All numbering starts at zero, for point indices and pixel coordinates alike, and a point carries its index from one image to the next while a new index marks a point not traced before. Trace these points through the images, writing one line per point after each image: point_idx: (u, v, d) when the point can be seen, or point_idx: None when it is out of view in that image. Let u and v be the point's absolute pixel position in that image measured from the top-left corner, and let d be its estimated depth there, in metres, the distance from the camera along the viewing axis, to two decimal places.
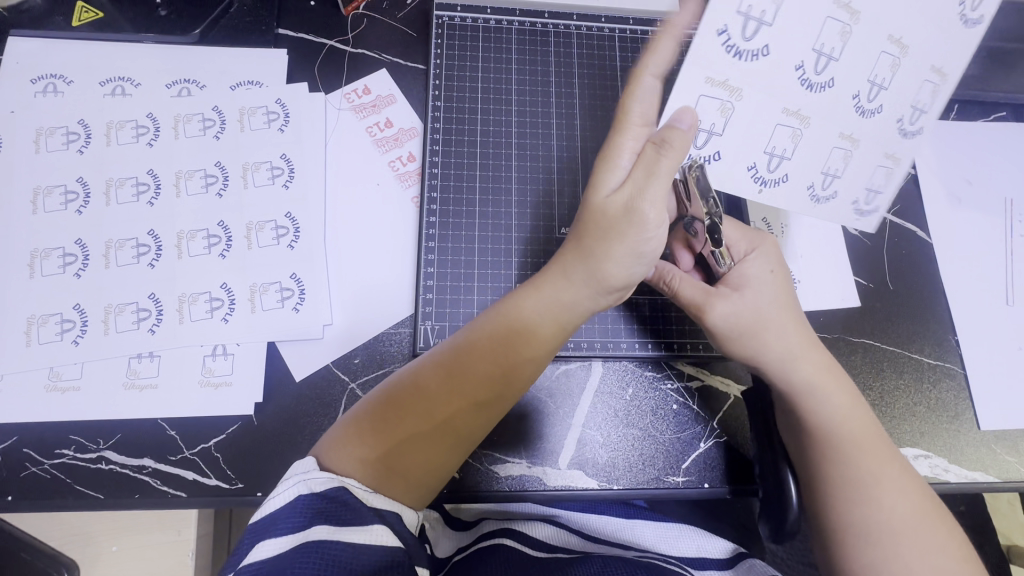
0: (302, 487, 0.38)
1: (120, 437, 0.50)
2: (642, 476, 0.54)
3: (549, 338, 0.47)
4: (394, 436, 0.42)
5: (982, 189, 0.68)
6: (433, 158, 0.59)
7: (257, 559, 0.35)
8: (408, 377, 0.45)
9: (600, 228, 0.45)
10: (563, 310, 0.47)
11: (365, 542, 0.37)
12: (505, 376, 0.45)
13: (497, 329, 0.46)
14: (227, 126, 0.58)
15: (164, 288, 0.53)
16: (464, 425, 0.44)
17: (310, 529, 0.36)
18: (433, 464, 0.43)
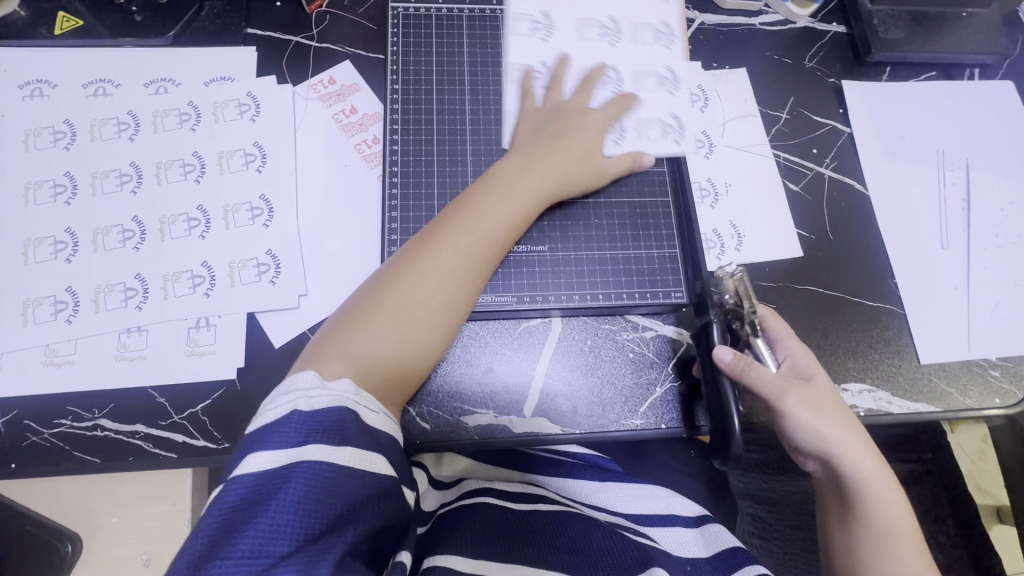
0: (302, 403, 0.42)
1: (114, 406, 0.54)
2: (604, 420, 0.58)
3: (489, 241, 0.54)
4: (370, 345, 0.49)
5: (915, 144, 0.72)
6: (393, 137, 0.63)
7: (251, 472, 0.40)
8: (368, 297, 0.51)
9: (538, 136, 0.60)
10: (508, 208, 0.55)
11: (353, 464, 0.41)
12: (455, 275, 0.52)
13: (436, 242, 0.52)
14: (202, 118, 0.63)
15: (149, 268, 0.57)
16: (432, 326, 0.51)
17: (307, 445, 0.40)
18: (420, 363, 0.51)
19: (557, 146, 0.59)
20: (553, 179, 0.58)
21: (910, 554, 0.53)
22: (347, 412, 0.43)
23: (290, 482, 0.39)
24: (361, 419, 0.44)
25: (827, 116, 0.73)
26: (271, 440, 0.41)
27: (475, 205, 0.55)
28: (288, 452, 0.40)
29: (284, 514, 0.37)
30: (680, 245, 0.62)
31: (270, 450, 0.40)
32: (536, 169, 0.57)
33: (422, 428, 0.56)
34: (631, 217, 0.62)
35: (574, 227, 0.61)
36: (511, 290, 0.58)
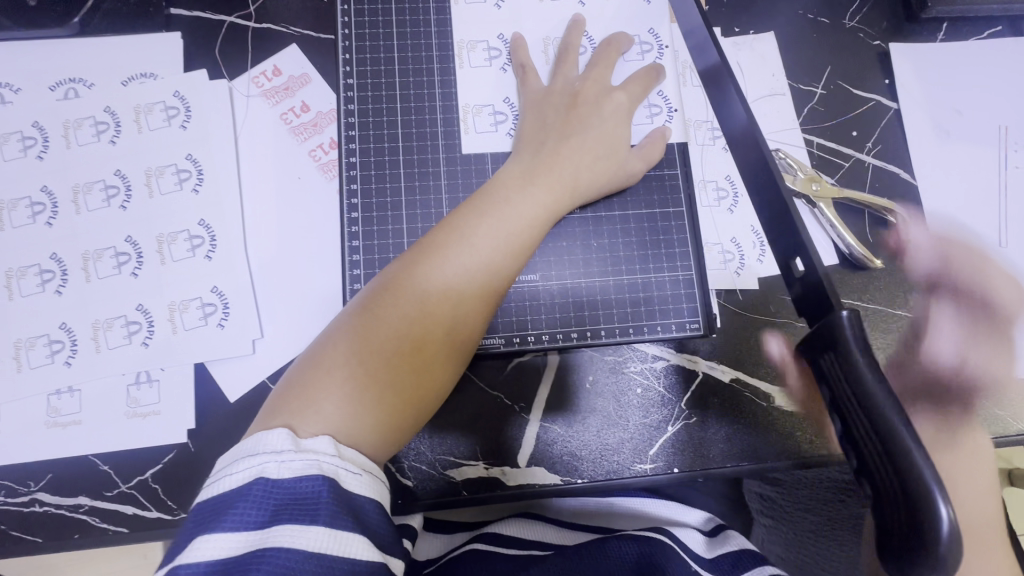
0: (269, 468, 0.34)
1: (51, 477, 0.47)
2: (608, 467, 0.52)
3: (490, 274, 0.44)
4: (347, 397, 0.39)
5: (973, 119, 0.61)
6: (349, 145, 0.53)
7: (202, 558, 0.32)
8: (343, 337, 0.41)
9: (549, 125, 0.50)
10: (515, 216, 0.46)
11: (327, 551, 0.32)
12: (453, 319, 0.43)
13: (424, 274, 0.43)
14: (123, 128, 0.53)
15: (76, 316, 0.49)
16: (424, 377, 0.42)
17: (273, 529, 0.33)
18: (421, 402, 0.42)
19: (570, 146, 0.49)
20: (561, 192, 0.48)
21: None
22: (325, 482, 0.34)
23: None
24: (342, 488, 0.35)
25: (869, 88, 0.62)
26: (231, 517, 0.33)
27: (471, 226, 0.45)
28: (249, 536, 0.32)
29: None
30: (695, 265, 0.52)
31: (224, 533, 0.32)
32: (548, 174, 0.48)
33: (404, 487, 0.50)
34: (636, 231, 0.52)
35: (569, 247, 0.52)
36: (497, 330, 0.51)
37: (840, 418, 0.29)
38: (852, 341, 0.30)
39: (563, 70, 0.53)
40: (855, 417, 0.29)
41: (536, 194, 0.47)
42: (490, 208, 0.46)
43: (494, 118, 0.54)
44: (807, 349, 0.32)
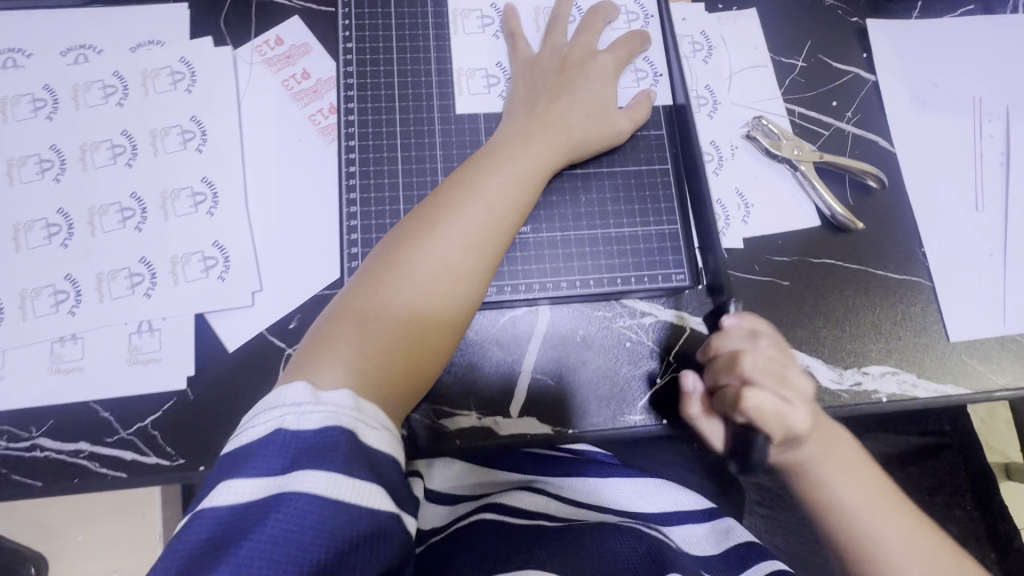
0: (290, 419, 0.35)
1: (53, 424, 0.48)
2: (599, 418, 0.53)
3: (498, 227, 0.47)
4: (366, 346, 0.41)
5: (948, 91, 0.64)
6: (348, 107, 0.55)
7: (226, 503, 0.33)
8: (359, 293, 0.43)
9: (540, 91, 0.53)
10: (514, 176, 0.48)
11: (344, 498, 0.33)
12: (466, 269, 0.45)
13: (436, 230, 0.45)
14: (130, 91, 0.55)
15: (80, 268, 0.51)
16: (439, 325, 0.44)
17: (291, 475, 0.33)
18: (433, 354, 0.44)
19: (562, 105, 0.52)
20: (561, 150, 0.51)
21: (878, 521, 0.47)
22: (344, 432, 0.35)
23: (269, 518, 0.32)
24: (362, 441, 0.36)
25: (848, 62, 0.64)
26: (255, 463, 0.34)
27: (479, 184, 0.47)
28: (270, 482, 0.33)
29: (259, 559, 0.31)
30: (681, 220, 0.54)
31: (247, 479, 0.33)
32: (542, 134, 0.50)
33: (399, 434, 0.51)
34: (624, 190, 0.54)
35: (558, 203, 0.54)
36: None
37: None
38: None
39: (552, 38, 0.55)
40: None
41: (533, 154, 0.49)
42: (489, 168, 0.48)
43: (486, 82, 0.56)
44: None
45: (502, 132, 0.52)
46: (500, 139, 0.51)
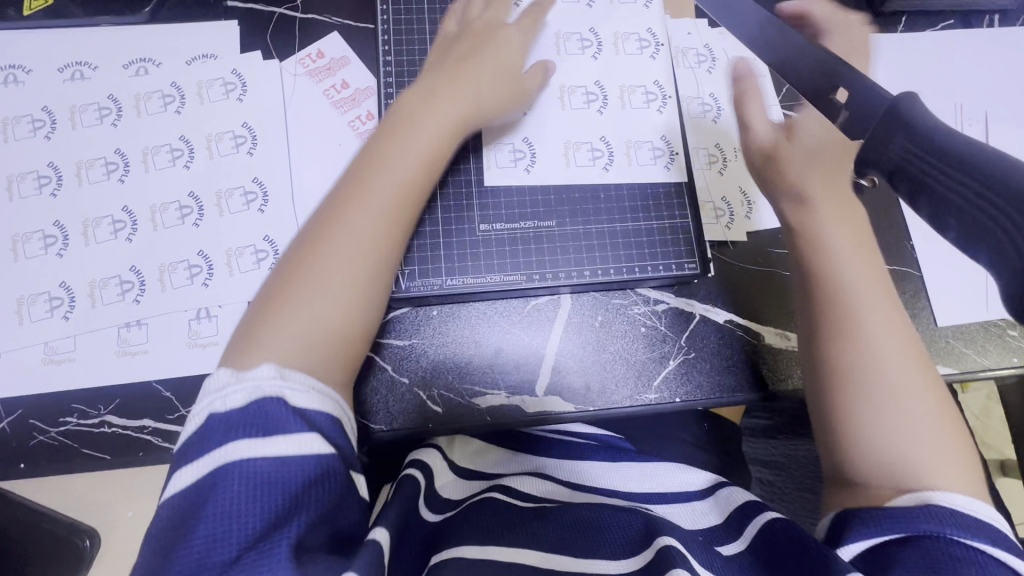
0: (232, 395, 0.39)
1: (119, 402, 0.53)
2: (618, 396, 0.57)
3: (414, 172, 0.50)
4: (298, 317, 0.44)
5: (932, 97, 0.69)
6: (388, 115, 0.60)
7: (177, 491, 0.37)
8: (297, 259, 0.46)
9: (459, 49, 0.58)
10: (415, 121, 0.52)
11: (290, 453, 0.37)
12: (385, 239, 0.48)
13: (362, 176, 0.49)
14: (187, 100, 0.60)
15: (144, 260, 0.55)
16: (363, 302, 0.47)
17: (230, 446, 0.37)
18: (360, 330, 0.47)
19: (471, 68, 0.56)
20: (463, 116, 0.55)
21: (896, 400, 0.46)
22: (270, 401, 0.39)
23: (216, 494, 0.36)
24: (291, 403, 0.40)
25: None
26: (194, 452, 0.38)
27: (379, 145, 0.51)
28: (211, 459, 0.37)
29: (221, 519, 0.35)
30: (691, 215, 0.60)
31: (186, 468, 0.37)
32: (447, 93, 0.54)
33: (435, 412, 0.56)
34: (639, 190, 0.60)
35: (579, 200, 0.60)
36: (520, 269, 0.58)
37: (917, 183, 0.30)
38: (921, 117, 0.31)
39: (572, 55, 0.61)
40: (937, 175, 0.29)
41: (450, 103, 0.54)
42: (396, 138, 0.51)
43: None
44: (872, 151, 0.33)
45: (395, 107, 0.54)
46: (405, 112, 0.53)
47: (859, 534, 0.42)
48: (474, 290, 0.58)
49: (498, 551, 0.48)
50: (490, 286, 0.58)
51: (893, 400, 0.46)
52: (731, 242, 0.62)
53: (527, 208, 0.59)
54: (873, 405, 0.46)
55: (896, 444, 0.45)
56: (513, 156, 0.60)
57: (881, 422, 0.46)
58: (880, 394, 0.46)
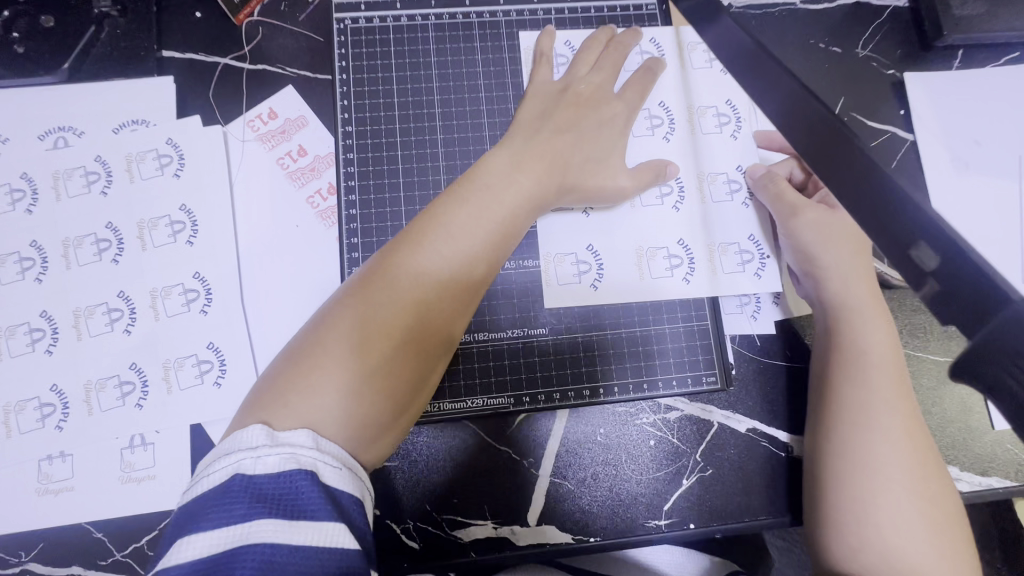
0: (254, 462, 0.33)
1: (42, 547, 0.45)
2: (619, 524, 0.49)
3: (475, 251, 0.44)
4: (345, 377, 0.38)
5: (991, 150, 0.59)
6: (349, 196, 0.51)
7: (180, 561, 0.30)
8: (338, 318, 0.40)
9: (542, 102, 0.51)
10: (495, 184, 0.46)
11: (313, 541, 0.31)
12: (443, 302, 0.42)
13: (411, 248, 0.43)
14: (115, 178, 0.51)
15: (67, 377, 0.47)
16: (406, 374, 0.41)
17: (252, 523, 0.31)
18: (403, 405, 0.41)
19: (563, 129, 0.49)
20: (551, 184, 0.47)
21: (891, 509, 0.42)
22: (303, 475, 0.33)
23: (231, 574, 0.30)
24: (323, 481, 0.34)
25: (883, 120, 0.60)
26: (210, 516, 0.32)
27: (445, 214, 0.44)
28: (232, 531, 0.31)
29: None
30: (710, 316, 0.51)
31: (199, 535, 0.31)
32: (538, 145, 0.48)
33: (410, 549, 0.48)
34: (648, 285, 0.51)
35: (577, 296, 0.50)
36: (505, 383, 0.50)
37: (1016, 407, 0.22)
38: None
39: (573, 113, 0.50)
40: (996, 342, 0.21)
41: (528, 165, 0.47)
42: (458, 199, 0.45)
43: None
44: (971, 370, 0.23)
45: (489, 158, 0.48)
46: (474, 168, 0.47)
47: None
48: (455, 414, 0.49)
49: None
50: (472, 411, 0.49)
51: (881, 508, 0.42)
52: (757, 338, 0.52)
53: (518, 311, 0.50)
54: (870, 519, 0.42)
55: (883, 550, 0.41)
56: (577, 269, 0.51)
57: (873, 530, 0.42)
58: (869, 498, 0.42)
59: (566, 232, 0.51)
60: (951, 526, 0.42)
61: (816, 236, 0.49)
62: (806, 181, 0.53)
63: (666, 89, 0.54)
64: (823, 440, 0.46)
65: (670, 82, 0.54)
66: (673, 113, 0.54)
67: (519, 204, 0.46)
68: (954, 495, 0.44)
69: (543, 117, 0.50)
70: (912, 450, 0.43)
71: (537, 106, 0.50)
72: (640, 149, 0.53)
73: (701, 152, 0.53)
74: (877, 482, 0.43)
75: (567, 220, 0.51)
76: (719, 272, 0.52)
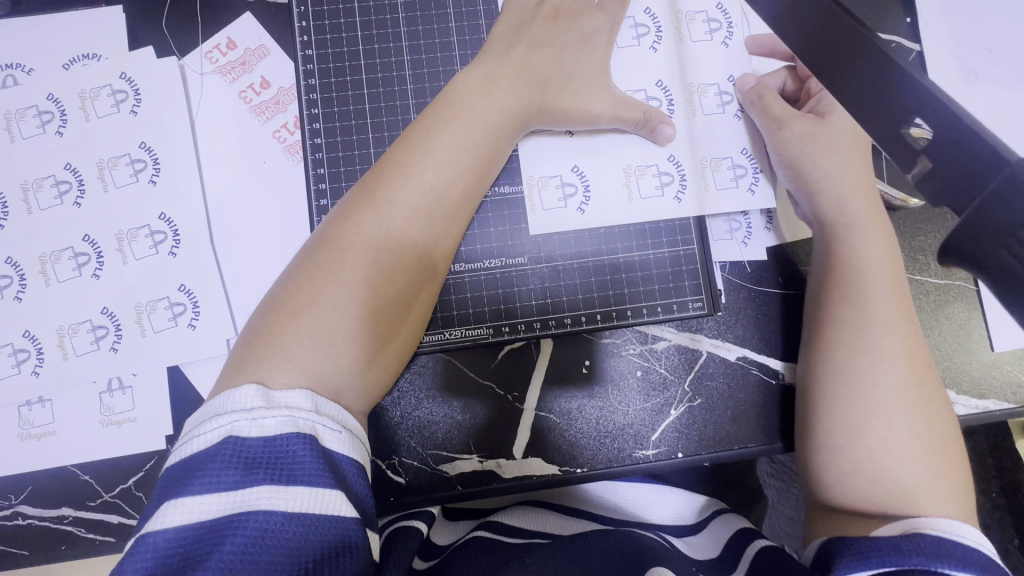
0: (246, 425, 0.32)
1: (31, 490, 0.46)
2: (612, 456, 0.49)
3: (463, 179, 0.42)
4: (331, 315, 0.37)
5: (1005, 58, 0.54)
6: (314, 125, 0.48)
7: (174, 525, 0.29)
8: (320, 255, 0.39)
9: (515, 18, 0.47)
10: (472, 104, 0.43)
11: (308, 510, 0.31)
12: (426, 232, 0.41)
13: (395, 178, 0.41)
14: (69, 117, 0.48)
15: (39, 323, 0.47)
16: (400, 308, 0.40)
17: (250, 492, 0.30)
18: (393, 337, 0.40)
19: (539, 45, 0.46)
20: (529, 101, 0.44)
21: (887, 429, 0.41)
22: (302, 438, 0.32)
23: (223, 544, 0.29)
24: (322, 444, 0.33)
25: (889, 29, 0.54)
26: (201, 479, 0.31)
27: (429, 140, 0.42)
28: (226, 499, 0.30)
29: None
30: (697, 239, 0.49)
31: (192, 499, 0.30)
32: (512, 62, 0.45)
33: (397, 484, 0.48)
34: (635, 208, 0.48)
35: (558, 224, 0.48)
36: (486, 317, 0.48)
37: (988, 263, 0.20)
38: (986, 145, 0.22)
39: (550, 29, 0.47)
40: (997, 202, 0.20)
41: (504, 82, 0.44)
42: (435, 123, 0.42)
43: None
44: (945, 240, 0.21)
45: (464, 77, 0.44)
46: (449, 87, 0.44)
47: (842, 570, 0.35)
48: (433, 348, 0.48)
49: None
50: (451, 344, 0.48)
51: (882, 432, 0.41)
52: (747, 263, 0.50)
53: (496, 241, 0.48)
54: (864, 442, 0.41)
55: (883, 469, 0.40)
56: (562, 193, 0.48)
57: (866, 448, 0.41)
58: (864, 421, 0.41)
59: (545, 157, 0.48)
60: (944, 444, 0.41)
61: (810, 150, 0.47)
62: (798, 91, 0.51)
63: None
64: (817, 362, 0.44)
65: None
66: (658, 26, 0.50)
67: (500, 125, 0.43)
68: (949, 420, 0.43)
69: (514, 36, 0.46)
70: (908, 370, 0.42)
71: (509, 22, 0.47)
72: (623, 66, 0.49)
73: (689, 69, 0.50)
74: (871, 401, 0.41)
75: (545, 145, 0.48)
76: (710, 192, 0.49)
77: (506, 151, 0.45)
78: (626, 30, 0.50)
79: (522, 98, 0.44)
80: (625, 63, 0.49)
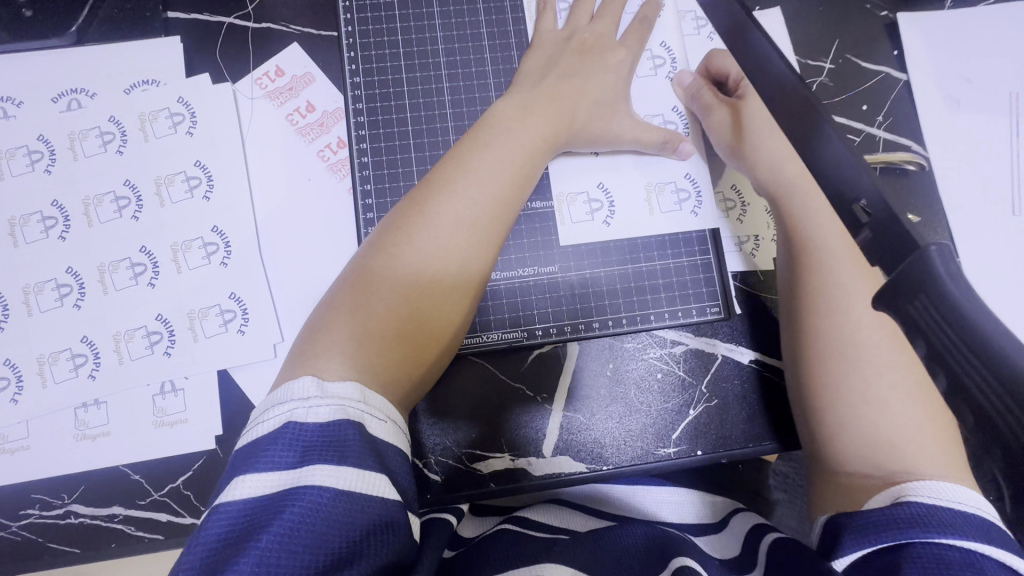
0: (306, 414, 0.35)
1: (83, 489, 0.48)
2: (633, 453, 0.52)
3: (501, 195, 0.46)
4: (385, 317, 0.41)
5: (984, 87, 0.59)
6: (360, 145, 0.52)
7: (240, 499, 0.33)
8: (373, 262, 0.43)
9: (544, 52, 0.52)
10: (510, 129, 0.47)
11: (355, 490, 0.33)
12: (468, 244, 0.44)
13: (440, 194, 0.45)
14: (129, 137, 0.52)
15: (96, 329, 0.49)
16: (444, 311, 0.44)
17: (304, 470, 0.33)
18: (437, 339, 0.44)
19: (567, 75, 0.50)
20: (561, 124, 0.49)
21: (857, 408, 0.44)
22: (352, 427, 0.35)
23: (279, 518, 0.31)
24: (369, 432, 0.36)
25: (879, 61, 0.60)
26: (262, 459, 0.34)
27: (470, 158, 0.46)
28: (285, 476, 0.33)
29: (280, 549, 0.30)
30: (712, 249, 0.53)
31: (255, 476, 0.33)
32: (543, 89, 0.49)
33: (431, 481, 0.50)
34: (655, 221, 0.53)
35: (584, 236, 0.52)
36: (518, 322, 0.52)
37: (946, 371, 0.22)
38: (948, 279, 0.24)
39: (576, 60, 0.51)
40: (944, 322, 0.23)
41: (538, 110, 0.48)
42: (476, 146, 0.47)
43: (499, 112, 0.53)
44: (889, 296, 0.26)
45: (502, 106, 0.49)
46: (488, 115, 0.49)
47: (848, 548, 0.36)
48: (469, 350, 0.51)
49: (547, 567, 0.40)
50: (485, 346, 0.52)
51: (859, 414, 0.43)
52: (758, 272, 0.54)
53: (528, 251, 0.52)
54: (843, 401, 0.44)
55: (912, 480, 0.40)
56: (589, 207, 0.53)
57: (864, 416, 0.43)
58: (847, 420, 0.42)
59: (571, 174, 0.53)
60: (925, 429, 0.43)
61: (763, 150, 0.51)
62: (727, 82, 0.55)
63: (665, 36, 0.55)
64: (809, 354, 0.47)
65: (668, 27, 0.56)
66: (673, 59, 0.55)
67: (535, 151, 0.48)
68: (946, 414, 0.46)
69: (544, 68, 0.51)
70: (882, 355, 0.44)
71: (540, 55, 0.52)
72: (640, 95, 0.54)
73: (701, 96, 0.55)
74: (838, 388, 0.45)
75: (574, 162, 0.53)
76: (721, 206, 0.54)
77: (540, 170, 0.49)
78: (643, 63, 0.55)
79: (555, 122, 0.49)
80: (643, 93, 0.54)
